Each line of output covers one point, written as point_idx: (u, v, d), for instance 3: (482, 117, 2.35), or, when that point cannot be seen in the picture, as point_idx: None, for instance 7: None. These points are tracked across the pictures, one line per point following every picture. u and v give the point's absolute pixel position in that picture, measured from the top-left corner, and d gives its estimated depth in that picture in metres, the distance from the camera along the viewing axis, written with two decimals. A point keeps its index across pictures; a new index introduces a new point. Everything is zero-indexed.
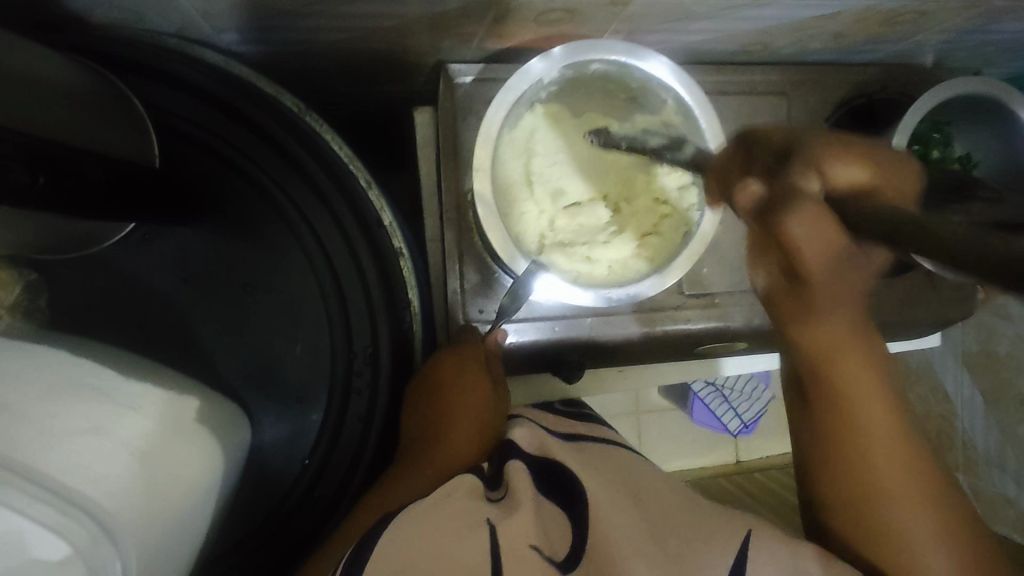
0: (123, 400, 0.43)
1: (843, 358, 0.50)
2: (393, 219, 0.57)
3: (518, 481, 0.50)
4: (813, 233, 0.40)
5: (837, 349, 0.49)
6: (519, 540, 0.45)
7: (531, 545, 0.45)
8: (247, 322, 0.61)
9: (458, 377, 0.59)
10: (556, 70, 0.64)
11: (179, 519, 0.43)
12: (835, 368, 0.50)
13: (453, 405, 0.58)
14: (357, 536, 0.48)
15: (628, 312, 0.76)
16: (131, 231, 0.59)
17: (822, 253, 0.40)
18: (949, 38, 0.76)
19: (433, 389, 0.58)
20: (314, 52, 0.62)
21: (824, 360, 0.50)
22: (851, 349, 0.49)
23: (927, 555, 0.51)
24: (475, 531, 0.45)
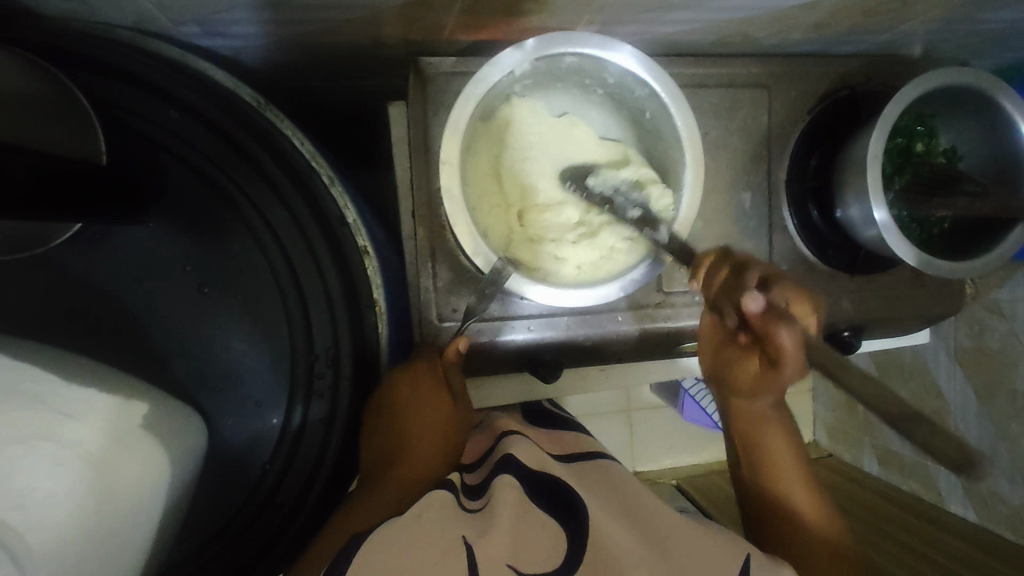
0: (60, 407, 0.41)
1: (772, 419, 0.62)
2: (356, 218, 0.56)
3: (503, 497, 0.49)
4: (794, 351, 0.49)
5: (764, 419, 0.62)
6: (494, 558, 0.44)
7: (507, 563, 0.44)
8: (204, 324, 0.59)
9: (414, 393, 0.57)
10: (528, 63, 0.61)
11: (115, 531, 0.41)
12: (764, 438, 0.62)
13: (411, 425, 0.57)
14: (319, 561, 0.47)
15: (606, 310, 0.74)
16: (80, 231, 0.56)
17: (791, 360, 0.50)
18: (935, 28, 0.73)
19: (390, 409, 0.57)
20: (276, 45, 0.60)
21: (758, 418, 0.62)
22: (772, 424, 0.62)
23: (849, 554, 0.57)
24: (453, 552, 0.44)
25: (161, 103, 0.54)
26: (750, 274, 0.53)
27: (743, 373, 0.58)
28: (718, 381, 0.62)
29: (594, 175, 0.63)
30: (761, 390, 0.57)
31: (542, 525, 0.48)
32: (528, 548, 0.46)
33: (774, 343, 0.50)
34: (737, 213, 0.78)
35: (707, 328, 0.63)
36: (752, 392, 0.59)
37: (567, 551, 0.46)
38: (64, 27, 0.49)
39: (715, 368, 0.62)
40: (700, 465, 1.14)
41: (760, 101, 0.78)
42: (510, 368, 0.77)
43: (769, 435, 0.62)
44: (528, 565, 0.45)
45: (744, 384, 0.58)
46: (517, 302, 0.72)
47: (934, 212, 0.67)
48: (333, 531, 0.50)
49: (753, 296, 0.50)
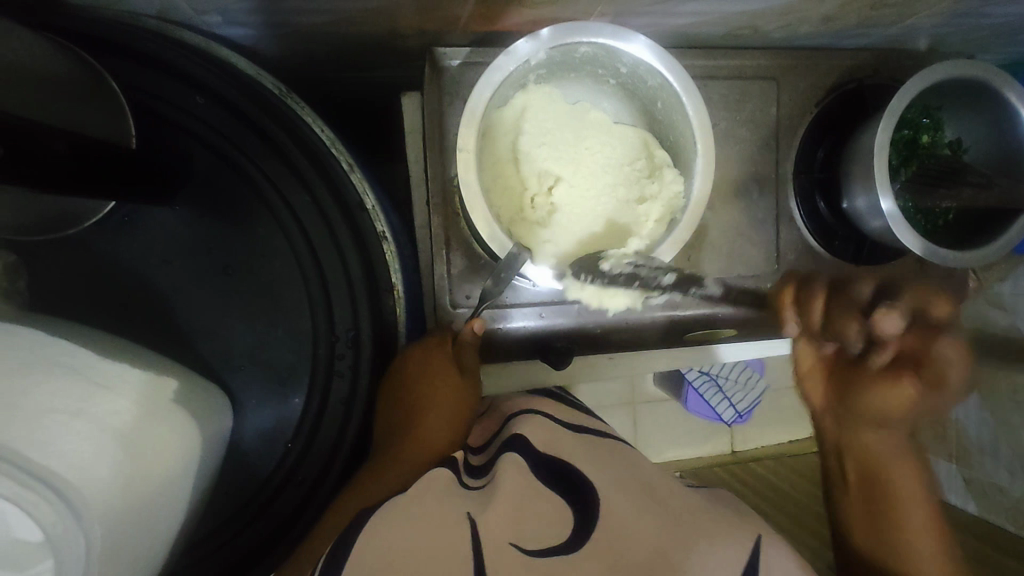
0: (99, 379, 0.43)
1: (892, 462, 0.62)
2: (376, 203, 0.58)
3: (510, 474, 0.50)
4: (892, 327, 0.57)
5: (881, 453, 0.62)
6: (496, 537, 0.45)
7: (510, 543, 0.45)
8: (229, 306, 0.61)
9: (423, 370, 0.59)
10: (542, 52, 0.62)
11: (153, 498, 0.43)
12: (898, 485, 0.61)
13: (421, 401, 0.58)
14: (333, 533, 0.50)
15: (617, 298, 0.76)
16: (110, 213, 0.58)
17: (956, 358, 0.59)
18: (942, 22, 0.74)
19: (401, 385, 0.59)
20: (298, 36, 0.61)
21: (875, 463, 0.62)
22: (900, 460, 0.62)
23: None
24: (455, 526, 0.46)
25: (186, 88, 0.55)
26: (867, 283, 0.61)
27: (887, 395, 0.59)
28: (835, 412, 0.64)
29: (606, 261, 0.62)
30: (914, 407, 0.59)
31: (552, 501, 0.49)
32: (533, 525, 0.47)
33: (937, 357, 0.58)
34: (745, 203, 0.79)
35: (806, 364, 0.65)
36: (895, 417, 0.60)
37: (573, 528, 0.47)
38: (91, 18, 0.51)
39: (840, 397, 0.63)
40: (705, 457, 1.16)
41: (769, 93, 0.79)
42: (521, 354, 0.78)
43: (901, 477, 0.61)
44: (530, 538, 0.46)
45: (889, 413, 0.60)
46: (523, 289, 0.73)
47: (940, 202, 0.72)
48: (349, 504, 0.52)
49: (889, 315, 0.57)
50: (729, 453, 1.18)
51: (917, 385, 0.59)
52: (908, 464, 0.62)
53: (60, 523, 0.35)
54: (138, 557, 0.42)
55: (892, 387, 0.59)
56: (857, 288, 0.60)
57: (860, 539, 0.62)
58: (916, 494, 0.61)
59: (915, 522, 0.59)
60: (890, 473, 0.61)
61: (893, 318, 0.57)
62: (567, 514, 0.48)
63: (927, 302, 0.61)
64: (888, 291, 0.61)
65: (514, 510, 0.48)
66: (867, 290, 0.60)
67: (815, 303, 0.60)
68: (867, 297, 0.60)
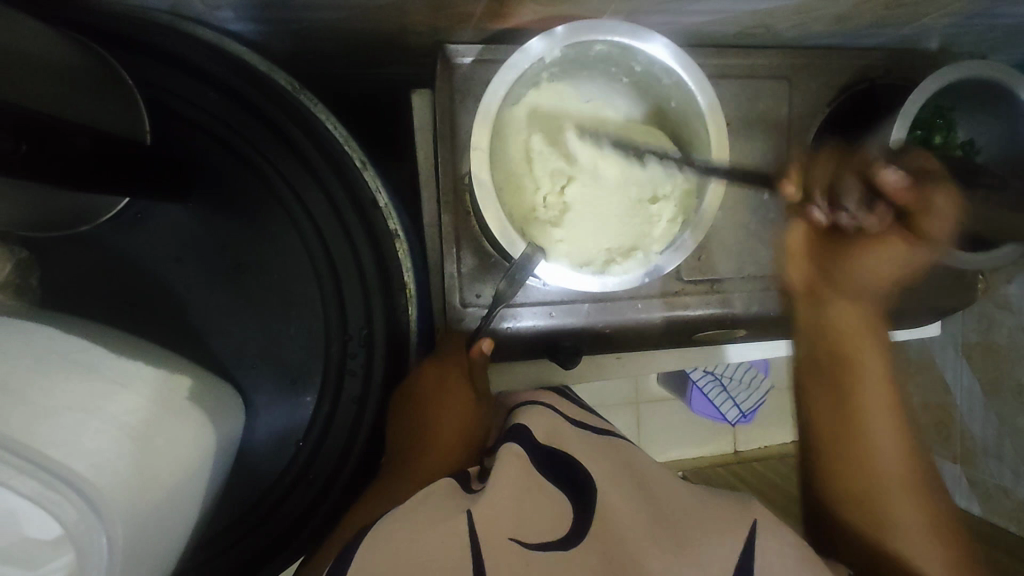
0: (116, 377, 0.43)
1: (859, 357, 0.60)
2: (388, 201, 0.57)
3: (505, 466, 0.49)
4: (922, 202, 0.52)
5: (852, 333, 0.60)
6: (496, 531, 0.43)
7: (510, 536, 0.43)
8: (240, 304, 0.60)
9: (438, 386, 0.57)
10: (558, 50, 0.61)
11: (170, 496, 0.43)
12: (854, 359, 0.59)
13: (435, 420, 0.56)
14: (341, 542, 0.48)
15: (627, 297, 0.76)
16: (122, 210, 0.58)
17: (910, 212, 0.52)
18: (955, 22, 0.74)
19: (414, 403, 0.57)
20: (309, 32, 0.61)
21: (840, 355, 0.60)
22: (868, 341, 0.60)
23: (908, 529, 0.57)
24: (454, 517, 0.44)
25: (200, 84, 0.55)
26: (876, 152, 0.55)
27: (854, 266, 0.57)
28: (811, 295, 0.61)
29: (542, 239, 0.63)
30: (878, 278, 0.57)
31: (548, 500, 0.48)
32: (531, 522, 0.46)
33: (914, 201, 0.51)
34: (755, 203, 0.78)
35: (801, 239, 0.59)
36: (856, 288, 0.58)
37: (569, 528, 0.46)
38: (108, 12, 0.50)
39: (812, 271, 0.59)
40: (709, 457, 1.16)
41: (781, 92, 0.78)
42: (528, 354, 0.78)
43: (858, 348, 0.59)
44: (531, 535, 0.44)
45: (869, 282, 0.58)
46: (534, 288, 0.73)
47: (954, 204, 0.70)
48: (360, 512, 0.51)
49: (893, 165, 0.49)
50: (732, 453, 1.18)
51: (874, 262, 0.56)
52: (881, 353, 0.60)
53: (83, 522, 0.35)
54: (158, 553, 0.43)
55: (877, 248, 0.55)
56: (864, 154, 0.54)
57: (827, 423, 0.60)
58: (880, 390, 0.59)
59: (879, 431, 0.58)
60: (853, 343, 0.60)
61: (903, 176, 0.50)
62: (561, 514, 0.47)
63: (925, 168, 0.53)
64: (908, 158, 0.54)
65: (513, 504, 0.46)
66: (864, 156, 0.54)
67: (802, 166, 0.54)
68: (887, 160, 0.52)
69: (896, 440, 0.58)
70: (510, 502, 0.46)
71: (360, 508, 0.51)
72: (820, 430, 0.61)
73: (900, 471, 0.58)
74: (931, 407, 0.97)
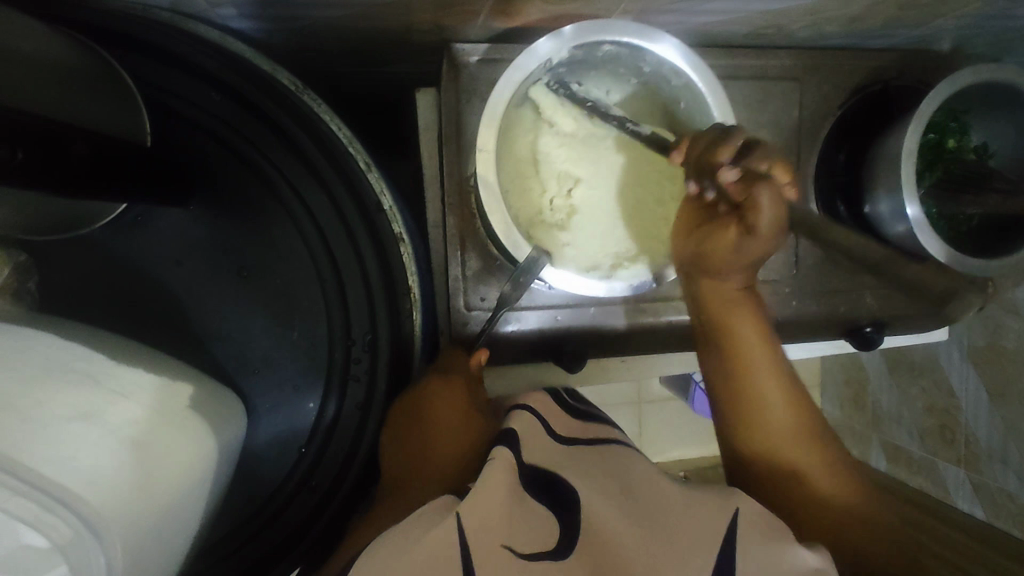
0: (114, 387, 0.42)
1: (737, 320, 0.60)
2: (393, 203, 0.56)
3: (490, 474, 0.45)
4: (773, 211, 0.52)
5: (732, 302, 0.61)
6: (488, 540, 0.40)
7: (502, 545, 0.40)
8: (241, 307, 0.59)
9: (434, 400, 0.55)
10: (565, 52, 0.60)
11: (169, 509, 0.42)
12: (736, 331, 0.60)
13: (429, 435, 0.54)
14: (343, 560, 0.47)
15: (617, 303, 0.75)
16: (123, 212, 0.57)
17: (769, 216, 0.52)
18: (970, 23, 0.72)
19: (412, 417, 0.55)
20: (312, 30, 0.59)
21: (721, 320, 0.61)
22: (745, 308, 0.61)
23: (805, 478, 0.55)
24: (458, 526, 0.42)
25: (202, 84, 0.54)
26: (739, 133, 0.52)
27: (714, 246, 0.57)
28: (687, 271, 0.62)
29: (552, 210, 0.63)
30: (737, 264, 0.58)
31: (540, 512, 0.45)
32: (523, 528, 0.42)
33: (753, 203, 0.52)
34: None
35: (685, 214, 0.61)
36: (726, 266, 0.58)
37: (563, 540, 0.42)
38: (108, 9, 0.49)
39: (690, 250, 0.60)
40: (712, 458, 1.15)
41: (791, 94, 0.77)
42: (531, 357, 0.76)
43: (739, 314, 0.60)
44: (525, 543, 0.41)
45: (719, 259, 0.58)
46: (539, 291, 0.72)
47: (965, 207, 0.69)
48: (364, 530, 0.49)
49: (726, 168, 0.50)
50: None
51: (731, 246, 0.56)
52: (755, 317, 0.61)
53: (78, 542, 0.35)
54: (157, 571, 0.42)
55: (723, 233, 0.56)
56: (727, 140, 0.52)
57: (722, 397, 0.60)
58: (763, 355, 0.59)
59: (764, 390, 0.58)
60: (734, 310, 0.60)
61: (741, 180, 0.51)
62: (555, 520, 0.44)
63: (761, 160, 0.51)
64: (757, 149, 0.52)
65: (502, 511, 0.42)
66: (732, 139, 0.52)
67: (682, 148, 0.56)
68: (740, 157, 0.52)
69: (789, 398, 0.58)
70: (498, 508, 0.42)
71: (364, 525, 0.50)
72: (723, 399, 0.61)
73: (791, 423, 0.57)
74: (936, 411, 0.96)
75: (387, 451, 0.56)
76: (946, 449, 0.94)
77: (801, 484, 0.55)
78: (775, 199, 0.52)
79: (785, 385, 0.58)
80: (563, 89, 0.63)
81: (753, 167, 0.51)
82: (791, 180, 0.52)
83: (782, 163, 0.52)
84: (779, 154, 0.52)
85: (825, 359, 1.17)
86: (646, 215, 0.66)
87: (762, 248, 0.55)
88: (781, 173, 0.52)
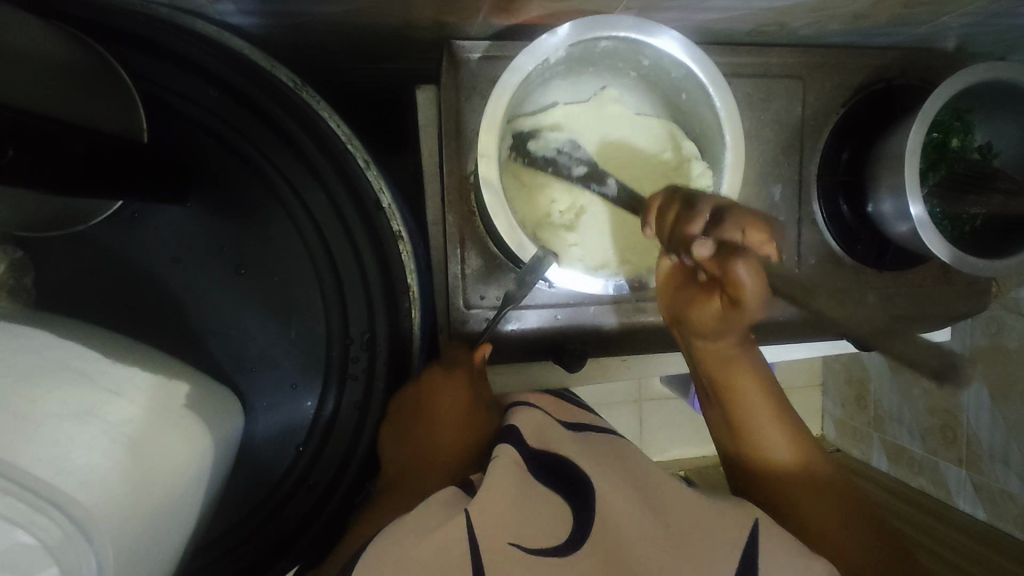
0: (109, 385, 0.42)
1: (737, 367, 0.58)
2: (392, 201, 0.55)
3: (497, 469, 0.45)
4: (756, 289, 0.44)
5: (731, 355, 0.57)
6: (496, 536, 0.40)
7: (510, 541, 0.41)
8: (238, 304, 0.59)
9: (433, 395, 0.55)
10: (562, 50, 0.59)
11: (165, 508, 0.42)
12: (732, 383, 0.57)
13: (427, 430, 0.54)
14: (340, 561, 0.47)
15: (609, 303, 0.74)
16: (119, 209, 0.57)
17: (753, 295, 0.44)
18: (974, 22, 0.72)
19: (410, 413, 0.55)
20: (311, 26, 0.59)
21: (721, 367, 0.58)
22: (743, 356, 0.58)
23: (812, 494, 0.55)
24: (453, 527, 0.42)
25: (199, 80, 0.54)
26: (705, 206, 0.50)
27: (699, 314, 0.54)
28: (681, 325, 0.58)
29: (536, 143, 0.63)
30: (728, 328, 0.53)
31: (548, 502, 0.45)
32: (532, 522, 0.43)
33: (734, 280, 0.44)
34: (766, 204, 0.77)
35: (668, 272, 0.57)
36: (715, 332, 0.54)
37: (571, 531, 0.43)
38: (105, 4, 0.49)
39: (675, 312, 0.57)
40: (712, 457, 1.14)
41: (794, 92, 0.77)
42: (531, 356, 0.76)
43: (735, 368, 0.57)
44: (533, 538, 0.42)
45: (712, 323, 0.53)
46: (541, 290, 0.72)
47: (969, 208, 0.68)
48: (360, 530, 0.49)
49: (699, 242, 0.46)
50: None
51: (716, 316, 0.52)
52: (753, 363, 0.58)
53: (68, 544, 0.35)
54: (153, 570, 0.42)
55: (709, 303, 0.52)
56: (693, 217, 0.49)
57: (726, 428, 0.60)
58: (759, 400, 0.57)
59: (763, 431, 0.57)
60: (729, 362, 0.57)
61: (715, 252, 0.46)
62: (566, 515, 0.44)
63: (734, 228, 0.47)
64: (727, 216, 0.48)
65: (515, 505, 0.43)
66: (700, 214, 0.49)
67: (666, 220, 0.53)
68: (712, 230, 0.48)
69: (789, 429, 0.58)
70: (513, 502, 0.43)
71: (361, 524, 0.50)
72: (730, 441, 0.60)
73: (793, 449, 0.57)
74: (937, 411, 0.95)
75: (386, 448, 0.56)
76: (947, 449, 0.93)
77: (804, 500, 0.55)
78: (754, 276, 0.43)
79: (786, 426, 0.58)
80: (527, 159, 0.63)
81: (724, 236, 0.47)
82: (768, 241, 0.46)
83: (757, 226, 0.47)
84: (753, 214, 0.48)
85: (827, 359, 1.16)
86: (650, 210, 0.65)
87: (748, 318, 0.49)
88: (756, 236, 0.47)
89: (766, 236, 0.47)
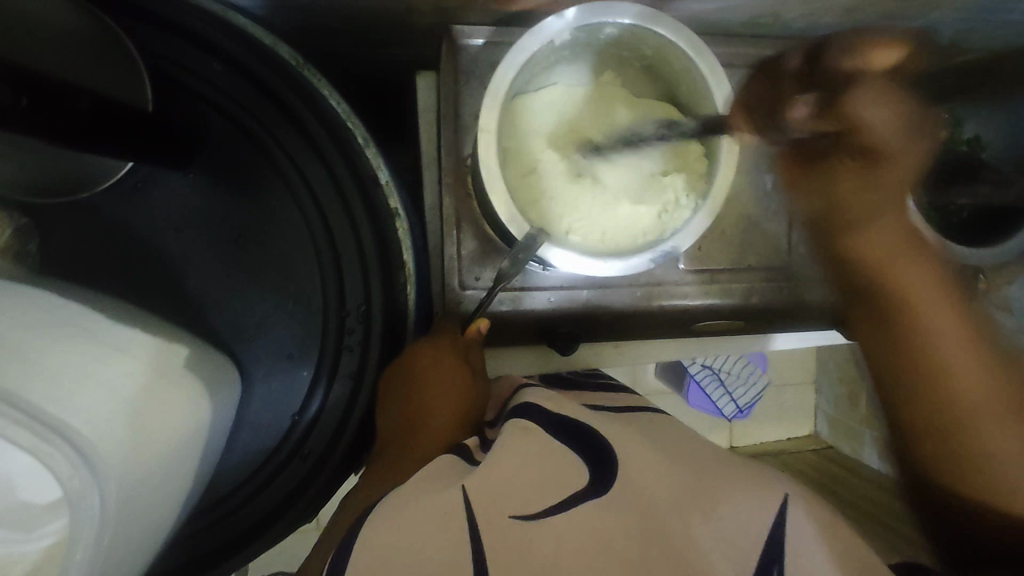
0: (111, 341, 0.43)
1: (907, 281, 0.56)
2: (390, 178, 0.56)
3: (500, 446, 0.47)
4: (881, 113, 0.51)
5: (886, 260, 0.57)
6: (494, 509, 0.41)
7: (510, 514, 0.41)
8: (237, 271, 0.60)
9: (424, 369, 0.56)
10: (569, 33, 0.60)
11: (164, 463, 0.43)
12: (917, 301, 0.55)
13: (420, 400, 0.55)
14: (338, 534, 0.50)
15: (624, 284, 0.74)
16: (122, 178, 0.58)
17: (886, 125, 0.51)
18: (965, 18, 0.73)
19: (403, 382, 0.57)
20: (312, 7, 0.59)
21: (882, 269, 0.57)
22: (906, 257, 0.56)
23: (995, 437, 0.52)
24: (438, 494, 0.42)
25: (204, 55, 0.55)
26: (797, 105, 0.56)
27: (845, 184, 0.56)
28: (829, 229, 0.60)
29: (600, 130, 0.66)
30: (887, 170, 0.55)
31: (565, 465, 0.46)
32: (543, 488, 0.43)
33: (861, 122, 0.52)
34: (756, 191, 0.76)
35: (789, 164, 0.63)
36: (875, 211, 0.56)
37: (587, 487, 0.43)
38: None
39: (827, 212, 0.59)
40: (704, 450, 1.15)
41: None
42: (526, 337, 0.77)
43: (903, 272, 0.56)
44: (536, 506, 0.42)
45: (855, 211, 0.57)
46: (537, 275, 0.71)
47: (959, 199, 0.69)
48: (358, 500, 0.52)
49: (795, 109, 0.55)
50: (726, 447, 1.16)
51: (863, 168, 0.55)
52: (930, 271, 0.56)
53: (76, 477, 0.35)
54: (146, 525, 0.43)
55: (844, 165, 0.55)
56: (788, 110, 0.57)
57: (882, 349, 0.59)
58: (966, 359, 0.53)
59: (980, 430, 0.52)
60: (895, 262, 0.57)
61: (821, 109, 0.54)
62: (584, 472, 0.45)
63: (841, 66, 0.54)
64: (834, 60, 0.54)
65: (520, 470, 0.44)
66: (796, 110, 0.56)
67: (750, 123, 0.60)
68: (788, 114, 0.57)
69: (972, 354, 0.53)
70: (514, 468, 0.44)
71: (360, 498, 0.52)
72: (914, 421, 0.56)
73: (979, 381, 0.53)
74: None
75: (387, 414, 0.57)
76: None
77: (989, 457, 0.52)
78: (880, 98, 0.51)
79: (963, 349, 0.53)
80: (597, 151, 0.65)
81: (828, 78, 0.55)
82: (896, 48, 0.53)
83: (875, 47, 0.53)
84: (851, 43, 0.54)
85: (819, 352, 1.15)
86: (654, 186, 0.65)
87: (894, 151, 0.53)
88: (881, 58, 0.53)
89: (897, 53, 0.53)
